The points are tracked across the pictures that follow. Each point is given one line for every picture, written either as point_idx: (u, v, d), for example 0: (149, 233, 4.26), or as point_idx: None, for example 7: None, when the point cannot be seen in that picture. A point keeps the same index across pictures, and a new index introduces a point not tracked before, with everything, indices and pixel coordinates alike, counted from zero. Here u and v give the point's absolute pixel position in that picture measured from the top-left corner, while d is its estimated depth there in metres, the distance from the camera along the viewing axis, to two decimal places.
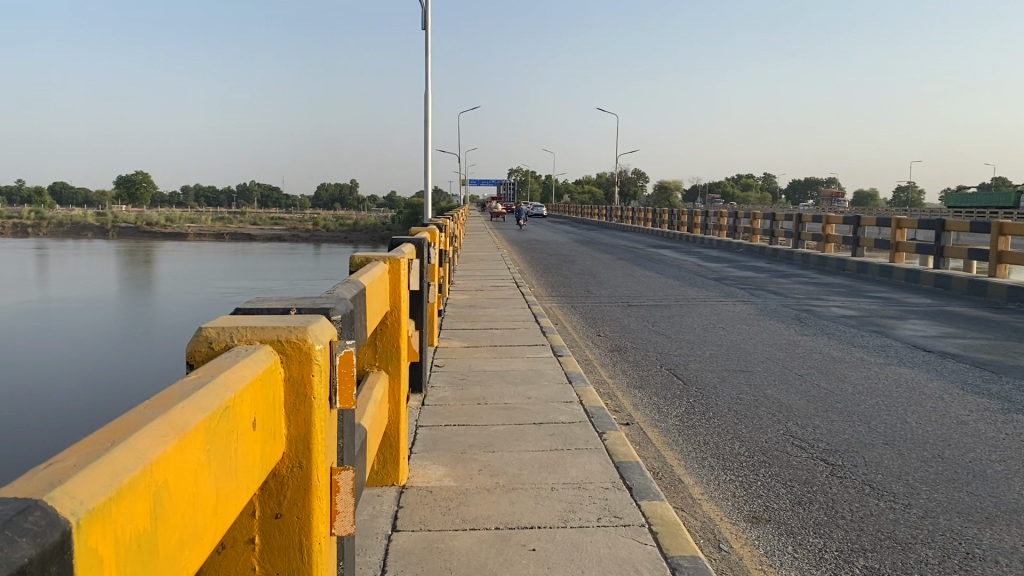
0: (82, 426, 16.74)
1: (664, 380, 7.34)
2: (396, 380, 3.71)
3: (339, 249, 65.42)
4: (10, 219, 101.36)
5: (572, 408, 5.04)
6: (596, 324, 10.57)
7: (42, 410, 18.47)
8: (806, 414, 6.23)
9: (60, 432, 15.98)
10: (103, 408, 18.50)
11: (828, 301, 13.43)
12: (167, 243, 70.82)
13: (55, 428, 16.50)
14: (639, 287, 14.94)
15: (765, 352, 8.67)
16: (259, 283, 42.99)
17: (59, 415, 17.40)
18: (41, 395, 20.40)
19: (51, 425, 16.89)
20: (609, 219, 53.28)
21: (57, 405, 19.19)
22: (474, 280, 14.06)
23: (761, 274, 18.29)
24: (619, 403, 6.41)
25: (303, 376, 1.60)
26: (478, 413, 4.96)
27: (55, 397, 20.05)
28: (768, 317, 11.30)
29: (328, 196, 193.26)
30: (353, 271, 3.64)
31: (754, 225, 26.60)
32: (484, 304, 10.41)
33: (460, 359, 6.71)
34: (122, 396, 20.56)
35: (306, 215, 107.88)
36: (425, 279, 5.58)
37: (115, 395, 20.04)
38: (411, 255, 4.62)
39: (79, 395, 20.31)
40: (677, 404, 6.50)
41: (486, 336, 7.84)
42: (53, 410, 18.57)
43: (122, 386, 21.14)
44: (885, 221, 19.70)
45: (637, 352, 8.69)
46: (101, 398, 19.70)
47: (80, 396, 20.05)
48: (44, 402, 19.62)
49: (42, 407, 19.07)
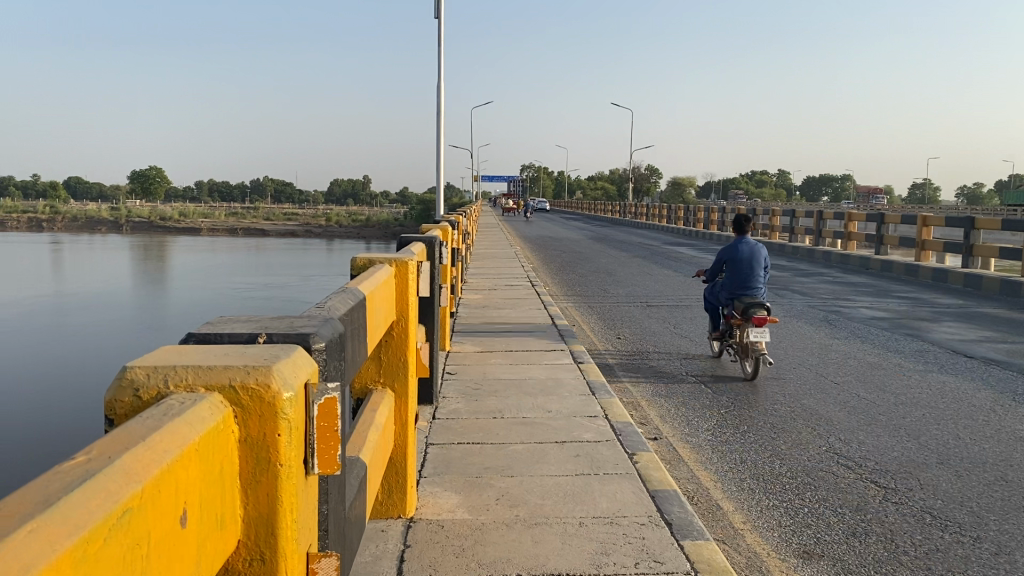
0: (85, 423, 16.36)
1: (692, 388, 6.89)
2: (402, 399, 3.26)
3: (352, 245, 65.13)
4: (28, 214, 101.94)
5: (597, 425, 4.57)
6: (616, 326, 10.11)
7: (45, 407, 18.06)
8: (849, 429, 5.76)
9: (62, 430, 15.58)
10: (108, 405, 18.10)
11: (855, 301, 12.88)
12: (181, 238, 70.71)
13: (58, 424, 16.09)
14: (658, 286, 14.45)
15: (797, 359, 8.19)
16: (271, 279, 42.68)
17: (64, 413, 17.04)
18: (48, 390, 20.05)
19: (54, 421, 16.50)
20: (622, 216, 52.78)
21: (63, 400, 18.80)
22: (487, 279, 13.60)
23: (782, 273, 17.74)
24: (645, 414, 5.96)
25: (263, 433, 1.18)
26: (493, 430, 4.51)
27: (62, 393, 19.67)
28: (795, 319, 10.78)
29: (341, 192, 193.50)
30: (354, 276, 3.21)
31: (773, 222, 26.02)
32: (498, 304, 9.95)
33: (473, 365, 6.25)
34: None
35: (319, 211, 107.74)
36: (436, 281, 5.12)
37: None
38: (419, 255, 4.17)
39: (85, 391, 19.92)
40: (708, 415, 6.06)
41: (501, 339, 7.39)
42: (57, 406, 18.15)
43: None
44: (911, 218, 19.10)
45: (660, 356, 8.24)
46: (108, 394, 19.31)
47: (87, 393, 19.64)
48: (50, 396, 19.25)
49: (47, 402, 18.66)
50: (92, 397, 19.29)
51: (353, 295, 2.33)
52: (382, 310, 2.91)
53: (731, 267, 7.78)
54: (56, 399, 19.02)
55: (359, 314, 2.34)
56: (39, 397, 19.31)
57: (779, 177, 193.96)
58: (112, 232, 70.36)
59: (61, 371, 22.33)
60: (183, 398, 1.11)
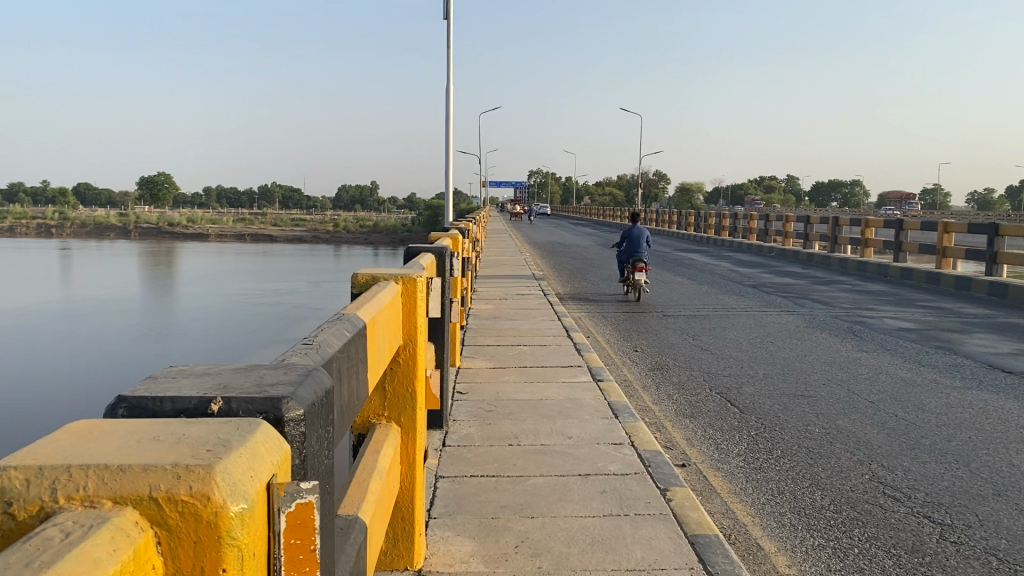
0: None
1: (717, 408, 6.48)
2: (410, 435, 2.84)
3: (361, 251, 64.72)
4: (37, 220, 101.90)
5: (623, 454, 4.17)
6: (632, 337, 9.69)
7: (51, 415, 17.79)
8: (891, 454, 5.34)
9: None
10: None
11: (879, 311, 12.44)
12: (189, 243, 70.48)
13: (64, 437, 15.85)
14: (673, 295, 14.01)
15: (824, 374, 7.76)
16: (278, 285, 42.28)
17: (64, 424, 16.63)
18: (53, 396, 19.80)
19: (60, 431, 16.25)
20: (632, 221, 52.29)
21: (68, 408, 18.49)
22: (498, 288, 13.19)
23: (799, 280, 17.29)
24: (670, 438, 5.57)
25: (202, 566, 0.86)
26: (510, 460, 4.11)
27: (68, 400, 19.39)
28: (818, 330, 10.35)
29: (350, 198, 193.53)
30: (356, 294, 2.82)
31: (787, 228, 25.56)
32: (510, 315, 9.54)
33: (486, 384, 5.85)
34: None
35: (328, 217, 107.49)
36: (446, 295, 4.74)
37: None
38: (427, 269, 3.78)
39: (92, 399, 19.65)
40: (736, 438, 5.65)
41: (514, 354, 6.98)
42: (62, 415, 17.88)
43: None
44: (931, 225, 18.61)
45: (680, 371, 7.84)
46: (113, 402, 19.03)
47: (92, 400, 19.36)
48: (56, 403, 18.98)
49: (53, 409, 18.38)
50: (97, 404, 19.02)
51: (354, 322, 1.95)
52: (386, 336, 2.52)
53: (630, 242, 13.71)
54: (62, 406, 18.77)
55: (360, 347, 1.97)
56: (45, 403, 19.05)
57: (789, 183, 193.23)
58: (122, 238, 70.37)
59: (68, 377, 22.10)
60: (72, 522, 0.77)
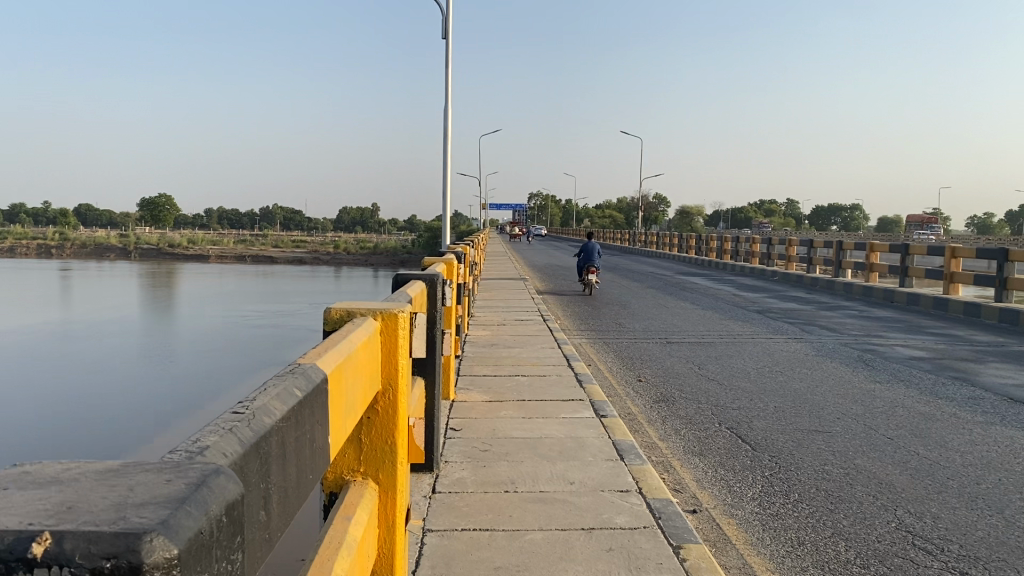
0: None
1: (728, 445, 6.11)
2: (390, 492, 2.47)
3: (361, 273, 64.45)
4: (37, 241, 101.65)
5: (631, 505, 3.80)
6: (635, 366, 9.32)
7: (39, 439, 17.34)
8: (917, 498, 4.96)
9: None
10: (103, 437, 17.38)
11: (888, 339, 12.07)
12: (189, 264, 70.17)
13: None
14: (675, 321, 13.65)
15: (838, 407, 7.39)
16: (277, 307, 41.94)
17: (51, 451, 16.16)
18: (42, 419, 19.34)
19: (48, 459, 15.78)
20: (632, 243, 52.07)
21: (56, 432, 18.00)
22: (497, 313, 12.84)
23: (803, 306, 16.93)
24: (680, 480, 5.19)
25: None
26: (506, 509, 3.73)
27: (58, 422, 18.95)
28: (828, 359, 9.99)
29: (350, 220, 193.73)
30: (328, 330, 2.47)
31: (790, 252, 25.27)
32: (508, 343, 9.17)
33: (482, 419, 5.48)
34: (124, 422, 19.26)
35: (329, 239, 107.31)
36: (438, 327, 4.39)
37: (118, 421, 18.92)
38: (414, 301, 3.42)
39: (82, 422, 19.16)
40: (749, 481, 5.27)
41: (512, 385, 6.62)
42: (50, 438, 17.43)
43: (128, 410, 20.05)
44: (938, 249, 18.28)
45: (687, 403, 7.47)
46: (104, 425, 18.56)
47: (82, 422, 18.88)
48: (45, 426, 18.53)
49: (41, 432, 17.91)
50: (87, 426, 18.58)
51: (312, 376, 1.59)
52: (359, 380, 2.15)
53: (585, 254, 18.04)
54: (52, 429, 18.33)
55: (321, 405, 1.61)
56: (33, 426, 18.61)
57: (788, 207, 193.79)
58: (121, 258, 70.06)
59: (59, 399, 21.65)
60: None
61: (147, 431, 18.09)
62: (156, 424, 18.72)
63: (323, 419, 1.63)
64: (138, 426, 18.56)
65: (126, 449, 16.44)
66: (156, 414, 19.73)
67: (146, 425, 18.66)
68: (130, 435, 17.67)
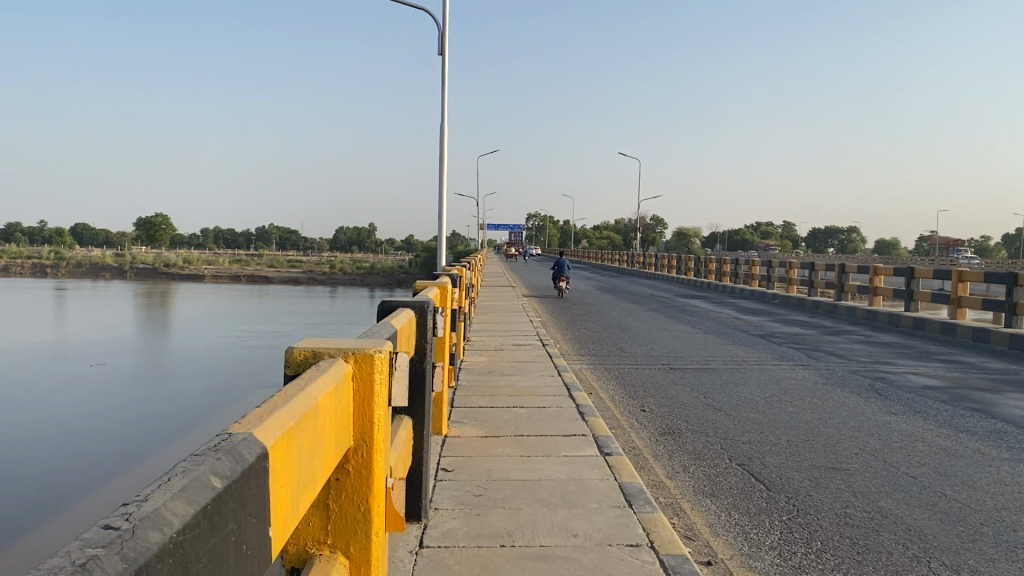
0: (63, 482, 15.13)
1: (740, 484, 5.69)
2: (362, 567, 2.06)
3: (357, 293, 63.93)
4: (32, 260, 101.07)
5: (645, 563, 3.38)
6: (638, 395, 8.89)
7: (22, 461, 16.77)
8: (951, 547, 4.53)
9: (37, 496, 14.31)
10: (91, 458, 16.89)
11: (898, 366, 11.66)
12: (185, 284, 69.54)
13: (37, 487, 14.86)
14: (677, 346, 13.23)
15: (855, 441, 6.97)
16: (272, 327, 41.38)
17: (31, 476, 15.57)
18: (29, 438, 18.83)
19: (34, 480, 15.28)
20: (630, 265, 51.78)
21: (39, 453, 17.40)
22: (494, 337, 12.43)
23: (807, 330, 16.52)
24: (692, 526, 4.77)
25: None
26: (502, 567, 3.33)
27: (45, 442, 18.45)
28: (838, 388, 9.58)
29: (348, 240, 193.52)
30: (289, 373, 2.07)
31: (791, 275, 24.93)
32: (506, 370, 8.75)
33: (476, 457, 5.07)
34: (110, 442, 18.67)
35: (326, 259, 106.76)
36: (427, 360, 3.98)
37: (105, 442, 18.38)
38: (399, 335, 3.02)
39: (67, 442, 18.55)
40: (766, 526, 4.84)
41: (509, 417, 6.21)
42: (36, 458, 16.92)
43: (119, 431, 19.56)
44: (944, 273, 17.93)
45: (693, 436, 7.06)
46: (88, 446, 17.96)
47: (66, 444, 18.29)
48: (28, 448, 17.92)
49: (24, 454, 17.31)
50: (71, 447, 17.97)
51: (243, 455, 1.18)
52: (322, 439, 1.73)
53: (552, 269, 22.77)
54: (38, 448, 17.82)
55: (259, 490, 1.21)
56: (19, 446, 18.10)
57: (784, 229, 194.48)
58: (117, 277, 69.52)
59: (48, 419, 21.16)
60: None
61: (137, 452, 17.58)
62: (146, 445, 18.22)
63: (261, 509, 1.23)
64: (128, 446, 18.08)
65: (111, 472, 15.90)
66: (146, 434, 19.21)
67: (135, 445, 18.15)
68: (118, 456, 17.15)
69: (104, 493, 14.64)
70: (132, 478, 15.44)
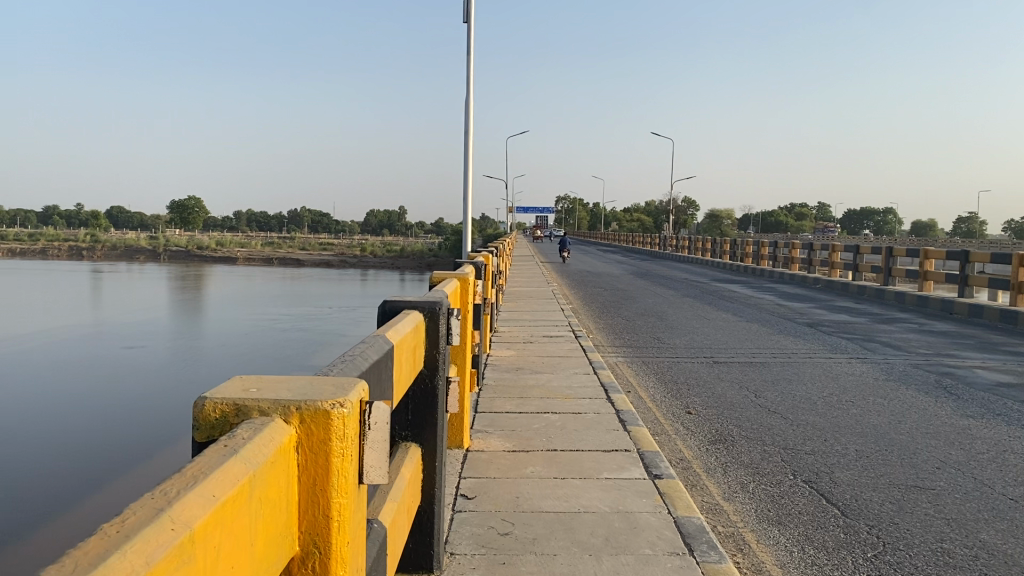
0: (88, 460, 14.63)
1: (810, 508, 4.90)
2: None
3: (388, 276, 63.39)
4: (68, 241, 101.93)
5: None
6: (682, 394, 8.10)
7: (43, 441, 16.22)
8: None
9: (58, 476, 13.73)
10: (118, 437, 16.41)
11: (964, 359, 10.70)
12: (218, 266, 69.38)
13: (57, 466, 14.27)
14: (719, 336, 12.37)
15: (935, 452, 6.11)
16: (301, 309, 40.85)
17: (49, 455, 14.98)
18: (51, 420, 18.31)
19: (54, 459, 14.70)
20: (663, 248, 50.69)
21: (58, 434, 16.82)
22: (524, 327, 11.63)
23: (856, 318, 15.56)
24: (759, 566, 4.00)
25: None
26: None
27: (74, 422, 18.05)
28: (902, 385, 8.71)
29: (378, 223, 193.68)
30: (192, 441, 1.30)
31: (834, 259, 23.90)
32: (538, 365, 7.99)
33: (501, 479, 4.29)
34: (132, 422, 18.09)
35: (357, 241, 106.39)
36: (438, 374, 3.19)
37: (127, 424, 17.79)
38: (391, 352, 2.23)
39: (87, 424, 17.96)
40: (850, 566, 4.04)
41: (539, 426, 5.43)
42: (62, 438, 16.47)
43: (148, 410, 19.12)
44: (1003, 259, 16.86)
45: (748, 444, 6.26)
46: (109, 427, 17.36)
47: (88, 425, 17.70)
48: (49, 429, 17.38)
49: (44, 434, 16.80)
50: (93, 428, 17.41)
51: None
52: None
53: None
54: (60, 429, 17.27)
55: None
56: (47, 426, 17.72)
57: (818, 211, 191.58)
58: (150, 259, 69.57)
59: (79, 399, 20.84)
60: None
61: (161, 433, 16.95)
62: (173, 425, 17.67)
63: None
64: (152, 427, 17.47)
65: (131, 452, 15.30)
66: (171, 415, 18.60)
67: (162, 426, 17.60)
68: (144, 435, 16.64)
69: (129, 472, 14.09)
70: (158, 457, 14.91)
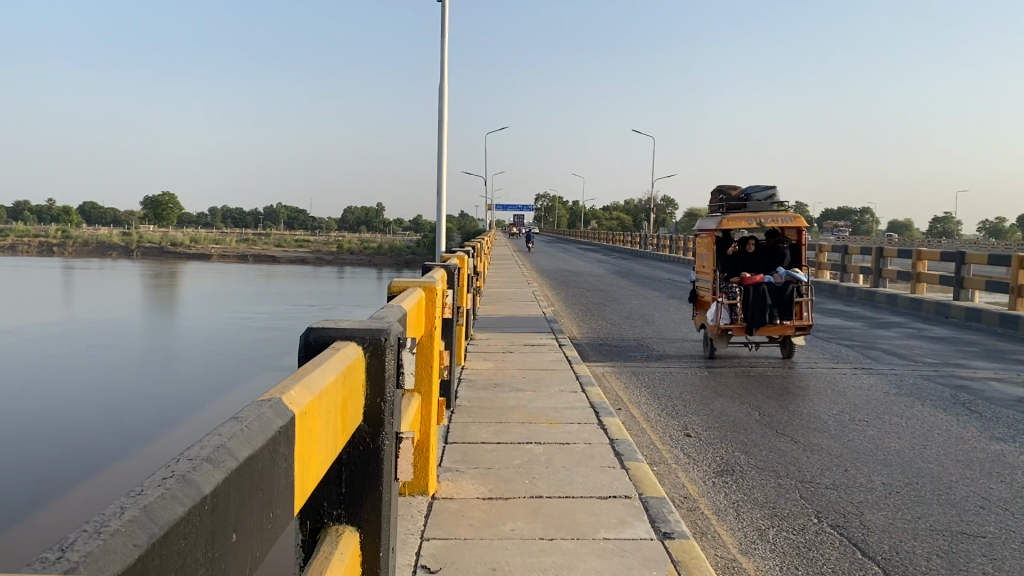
0: (30, 458, 13.48)
1: (846, 565, 4.08)
2: None
3: (364, 274, 62.17)
4: (38, 236, 99.37)
5: None
6: (678, 412, 7.26)
7: None
8: None
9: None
10: (67, 436, 15.22)
11: (974, 369, 9.97)
12: (191, 262, 67.84)
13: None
14: None
15: (974, 487, 5.32)
16: (274, 308, 39.65)
17: None
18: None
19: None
20: (643, 247, 50.00)
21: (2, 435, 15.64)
22: (503, 334, 10.79)
23: (850, 322, 14.84)
24: None
25: None
26: None
27: (20, 424, 16.84)
28: (915, 400, 7.96)
29: (355, 220, 192.13)
30: None
31: (820, 259, 23.25)
32: (519, 380, 7.19)
33: (470, 541, 3.43)
34: (82, 422, 16.93)
35: (332, 237, 104.66)
36: (385, 428, 2.32)
37: (78, 424, 16.61)
38: (290, 431, 1.40)
39: (32, 424, 16.76)
40: None
41: (520, 461, 4.59)
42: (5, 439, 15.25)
43: (104, 409, 17.98)
44: (1001, 262, 16.22)
45: (760, 477, 5.45)
46: (59, 428, 16.21)
47: (36, 426, 16.53)
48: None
49: None
50: (41, 428, 16.26)
51: None
52: None
53: None
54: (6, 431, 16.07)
55: None
56: None
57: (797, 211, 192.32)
58: (123, 257, 67.90)
59: (32, 399, 19.59)
60: None
61: (115, 431, 15.80)
62: (127, 424, 16.52)
63: None
64: (105, 426, 16.34)
65: (78, 448, 14.20)
66: (126, 415, 17.45)
67: (116, 425, 16.46)
68: (93, 434, 15.46)
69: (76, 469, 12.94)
70: (106, 454, 13.77)
